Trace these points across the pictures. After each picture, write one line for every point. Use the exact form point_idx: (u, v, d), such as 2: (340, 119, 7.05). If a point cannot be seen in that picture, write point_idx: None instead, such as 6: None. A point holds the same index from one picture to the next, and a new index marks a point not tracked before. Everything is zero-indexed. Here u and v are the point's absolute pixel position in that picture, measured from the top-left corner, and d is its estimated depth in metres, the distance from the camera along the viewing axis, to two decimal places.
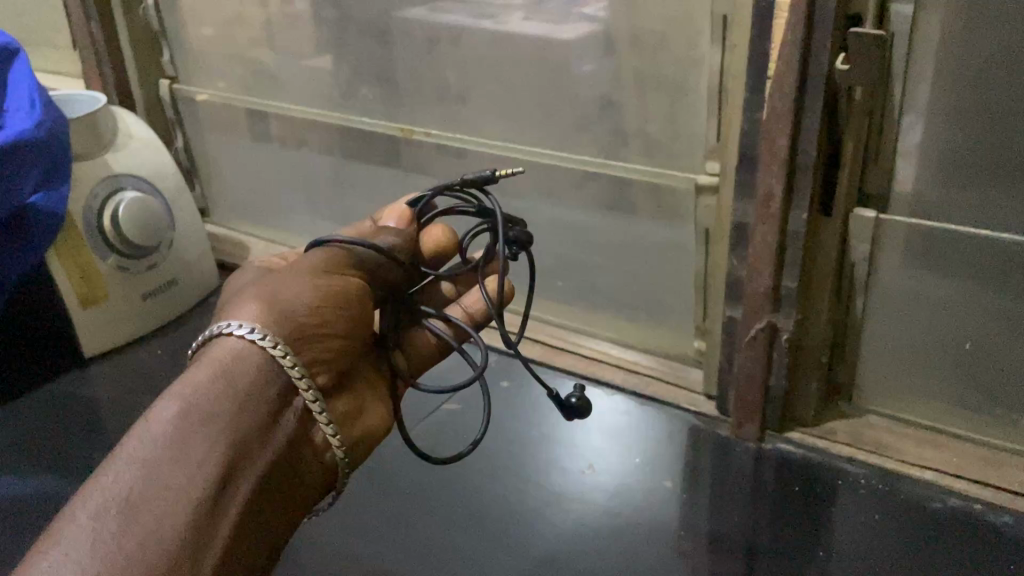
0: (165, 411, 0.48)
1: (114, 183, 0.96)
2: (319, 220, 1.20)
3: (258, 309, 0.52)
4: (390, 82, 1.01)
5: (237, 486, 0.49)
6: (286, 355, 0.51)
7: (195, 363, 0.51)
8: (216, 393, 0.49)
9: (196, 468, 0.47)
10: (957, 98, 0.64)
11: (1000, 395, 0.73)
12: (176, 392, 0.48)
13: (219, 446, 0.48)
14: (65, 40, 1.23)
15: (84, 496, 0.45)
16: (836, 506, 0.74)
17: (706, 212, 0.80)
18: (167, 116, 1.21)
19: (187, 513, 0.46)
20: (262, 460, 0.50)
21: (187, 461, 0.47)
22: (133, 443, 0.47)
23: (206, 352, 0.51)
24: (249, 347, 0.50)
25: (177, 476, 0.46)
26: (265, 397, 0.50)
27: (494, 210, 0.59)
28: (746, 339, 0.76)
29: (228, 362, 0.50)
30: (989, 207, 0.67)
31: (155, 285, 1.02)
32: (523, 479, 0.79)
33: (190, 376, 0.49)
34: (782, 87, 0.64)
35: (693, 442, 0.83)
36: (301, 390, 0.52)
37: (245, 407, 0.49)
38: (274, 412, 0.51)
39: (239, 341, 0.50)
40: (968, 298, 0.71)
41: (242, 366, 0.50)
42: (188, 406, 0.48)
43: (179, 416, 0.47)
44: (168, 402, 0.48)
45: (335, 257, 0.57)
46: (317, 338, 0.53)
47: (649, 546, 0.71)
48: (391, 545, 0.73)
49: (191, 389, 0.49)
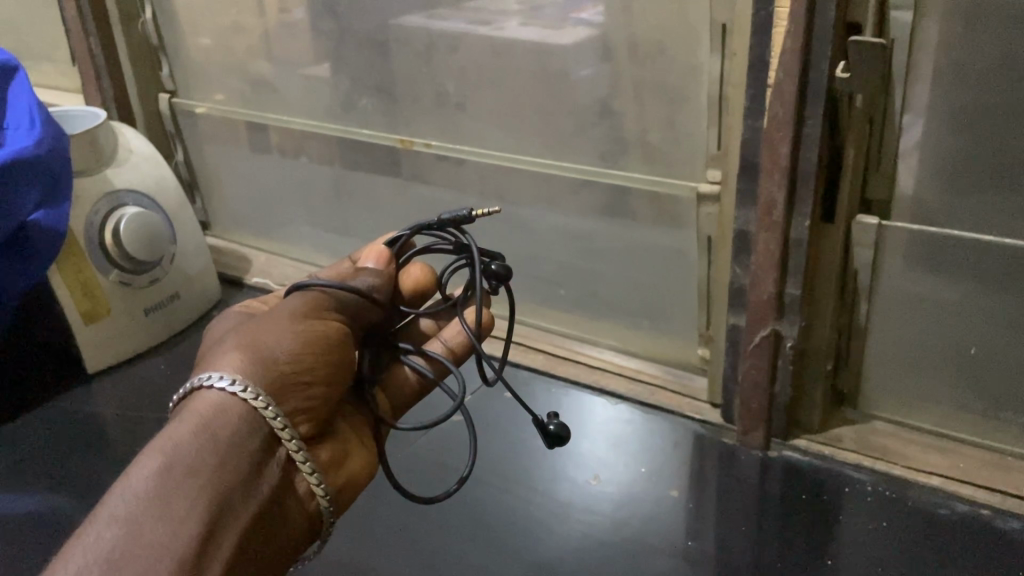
0: (147, 466, 0.48)
1: (115, 199, 0.96)
2: (320, 231, 1.20)
3: (238, 360, 0.53)
4: (390, 93, 1.01)
5: (221, 541, 0.49)
6: (267, 406, 0.52)
7: (177, 417, 0.52)
8: (198, 446, 0.50)
9: (179, 524, 0.47)
10: (959, 101, 0.64)
11: (1003, 399, 0.73)
12: (156, 447, 0.49)
13: (202, 502, 0.49)
14: (62, 54, 1.23)
15: (66, 557, 0.45)
16: (844, 515, 0.73)
17: (708, 221, 0.80)
18: (167, 130, 1.21)
19: (171, 568, 0.46)
20: (246, 513, 0.51)
21: (170, 516, 0.47)
22: (114, 502, 0.47)
23: (188, 407, 0.52)
24: (230, 399, 0.52)
25: (160, 534, 0.46)
26: (248, 449, 0.52)
27: (470, 245, 0.59)
28: (750, 347, 0.76)
29: (209, 415, 0.51)
30: (990, 212, 0.67)
31: (157, 300, 1.02)
32: (526, 489, 0.79)
33: (170, 432, 0.50)
34: (782, 95, 0.64)
35: (699, 451, 0.82)
36: (284, 440, 0.54)
37: (228, 459, 0.50)
38: (258, 463, 0.52)
39: (221, 394, 0.52)
40: (970, 302, 0.71)
41: (224, 417, 0.51)
42: (169, 461, 0.49)
43: (161, 471, 0.48)
44: (149, 458, 0.49)
45: (315, 299, 0.58)
46: (297, 387, 0.54)
47: (656, 557, 0.71)
48: (397, 558, 0.73)
49: (172, 443, 0.50)
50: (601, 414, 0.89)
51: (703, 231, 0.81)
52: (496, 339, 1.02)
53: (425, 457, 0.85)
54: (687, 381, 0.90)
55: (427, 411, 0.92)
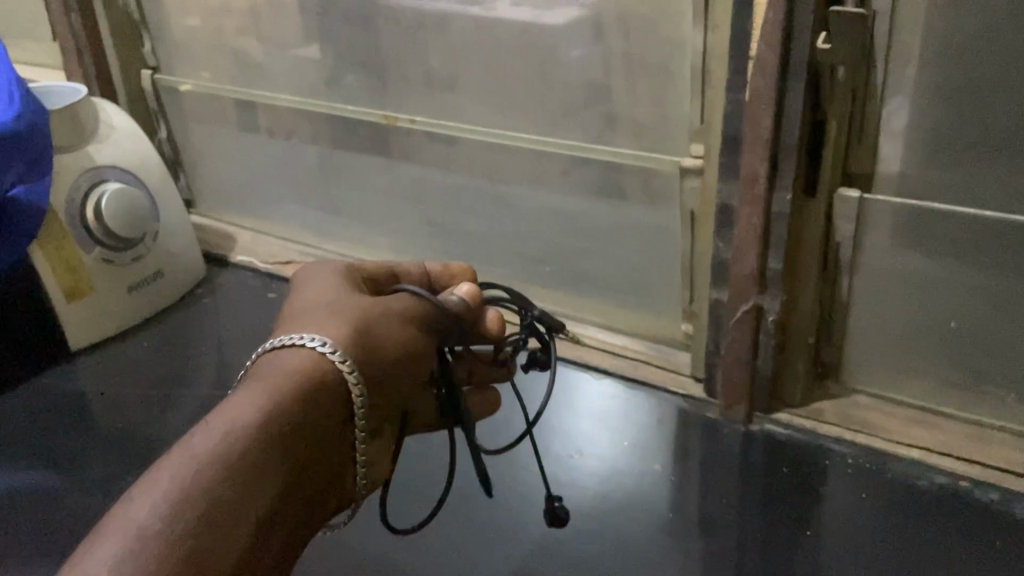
0: (253, 415, 0.49)
1: (97, 175, 0.96)
2: (306, 209, 1.19)
3: (350, 339, 0.54)
4: (375, 70, 1.00)
5: (283, 513, 0.50)
6: (362, 395, 0.54)
7: (279, 365, 0.52)
8: (298, 410, 0.50)
9: (267, 484, 0.48)
10: (941, 74, 0.64)
11: (985, 372, 0.74)
12: (262, 397, 0.50)
13: (287, 467, 0.50)
14: (42, 30, 1.22)
15: (162, 479, 0.46)
16: (825, 487, 0.74)
17: (692, 195, 0.80)
18: (150, 107, 1.20)
19: (251, 525, 0.47)
20: (309, 485, 0.53)
21: (263, 474, 0.48)
22: (215, 439, 0.48)
23: (291, 360, 0.52)
24: (333, 374, 0.52)
25: (251, 488, 0.47)
26: (329, 426, 0.53)
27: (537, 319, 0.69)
28: (733, 322, 0.76)
29: (315, 382, 0.52)
30: (971, 184, 0.67)
31: (141, 277, 1.01)
32: (510, 465, 0.79)
33: (257, 393, 0.50)
34: (765, 68, 0.64)
35: (682, 426, 0.83)
36: (358, 428, 0.55)
37: (314, 431, 0.52)
38: (331, 439, 0.54)
39: (327, 366, 0.52)
40: (951, 276, 0.71)
41: (324, 389, 0.52)
42: (264, 425, 0.49)
43: (256, 432, 0.48)
44: (253, 405, 0.49)
45: (422, 313, 0.59)
46: (387, 383, 0.56)
47: (639, 530, 0.71)
48: (377, 533, 0.73)
49: (277, 398, 0.50)
50: (584, 390, 0.89)
51: (687, 206, 0.81)
52: None
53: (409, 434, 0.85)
54: (670, 357, 0.91)
55: None
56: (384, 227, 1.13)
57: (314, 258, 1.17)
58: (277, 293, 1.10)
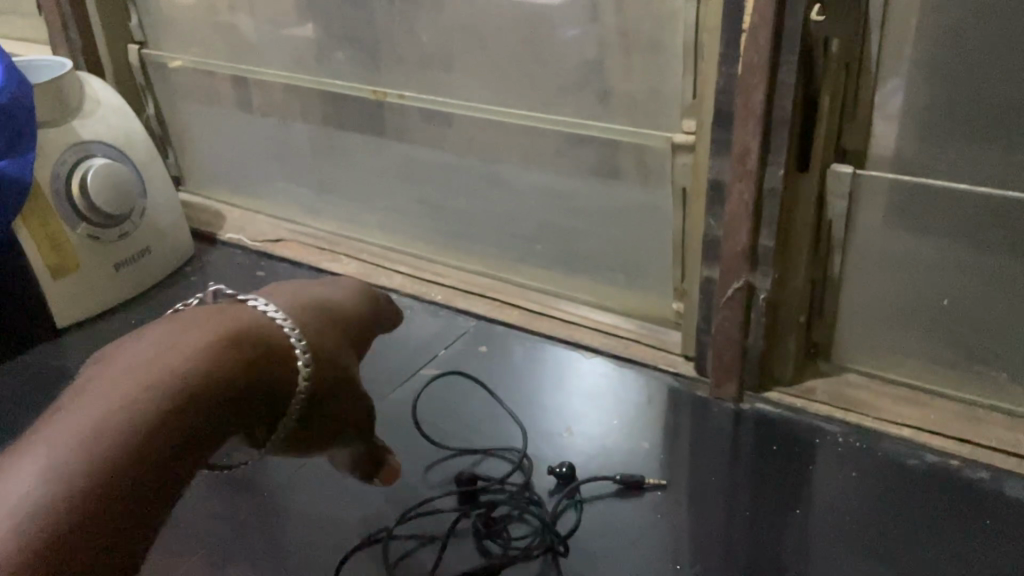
0: (191, 344, 0.40)
1: (82, 150, 0.94)
2: (296, 187, 1.18)
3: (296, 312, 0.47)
4: (366, 44, 0.99)
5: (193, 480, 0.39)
6: (308, 368, 0.45)
7: (225, 313, 0.44)
8: (248, 358, 0.42)
9: (198, 440, 0.39)
10: (937, 48, 0.63)
11: (977, 350, 0.73)
12: (210, 331, 0.41)
13: (216, 429, 0.40)
14: (27, 3, 1.20)
15: (68, 412, 0.37)
16: (815, 465, 0.74)
17: (684, 172, 0.79)
18: (138, 82, 1.19)
19: (165, 486, 0.37)
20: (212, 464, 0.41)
21: (198, 426, 0.39)
22: (145, 363, 0.39)
23: (235, 312, 0.44)
24: (280, 334, 0.45)
25: (185, 434, 0.38)
26: (273, 397, 0.43)
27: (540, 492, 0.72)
28: (723, 300, 0.75)
29: (260, 335, 0.43)
30: (966, 161, 0.67)
31: (127, 255, 1.00)
32: (497, 441, 0.79)
33: (170, 331, 0.41)
34: (758, 40, 0.63)
35: (673, 405, 0.82)
36: (292, 409, 0.44)
37: (260, 395, 0.43)
38: (272, 411, 0.44)
39: (273, 324, 0.45)
40: (945, 253, 0.70)
41: (273, 348, 0.43)
42: (206, 363, 0.40)
43: (193, 366, 0.39)
44: (195, 336, 0.41)
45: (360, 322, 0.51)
46: (339, 369, 0.47)
47: (627, 509, 0.70)
48: (366, 506, 0.72)
49: (222, 338, 0.41)
50: (575, 368, 0.88)
51: (679, 183, 0.80)
52: (472, 295, 1.01)
53: (399, 411, 0.84)
54: (661, 335, 0.90)
55: (402, 364, 0.91)
56: (375, 205, 1.12)
57: (304, 237, 1.15)
58: (267, 271, 1.09)
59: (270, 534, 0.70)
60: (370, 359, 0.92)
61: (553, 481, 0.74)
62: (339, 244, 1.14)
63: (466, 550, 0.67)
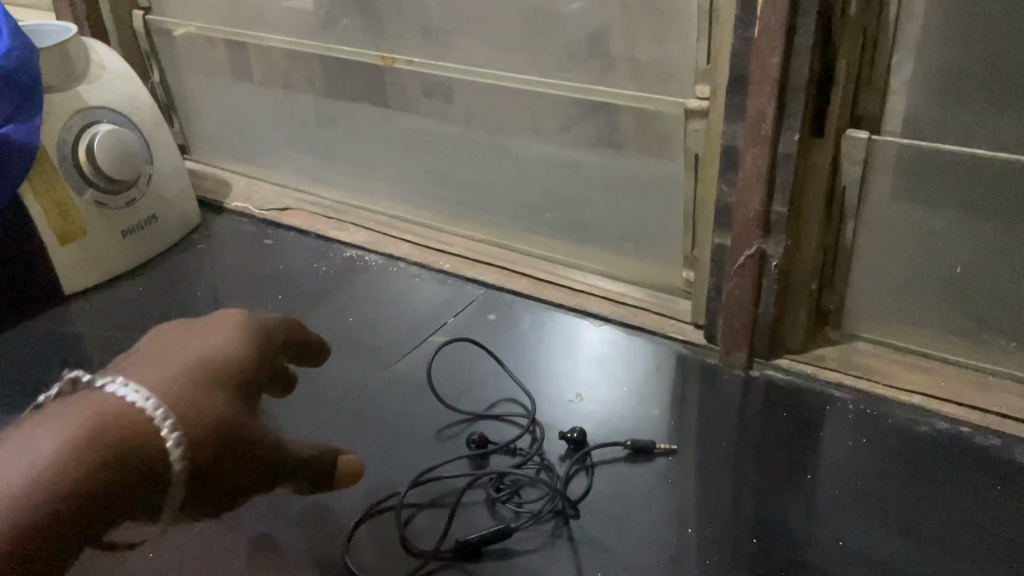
0: (41, 449, 0.40)
1: (88, 116, 0.94)
2: (301, 155, 1.18)
3: (162, 389, 0.44)
4: (373, 11, 0.98)
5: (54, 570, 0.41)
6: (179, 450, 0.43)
7: (78, 404, 0.42)
8: (106, 455, 0.41)
9: (50, 542, 0.40)
10: (954, 11, 0.63)
11: (988, 318, 0.73)
12: (67, 432, 0.41)
13: (72, 527, 0.41)
14: None
15: None
16: (824, 431, 0.74)
17: (695, 138, 0.78)
18: (142, 49, 1.18)
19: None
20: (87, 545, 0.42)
21: (47, 531, 0.40)
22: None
23: (91, 401, 0.42)
24: (143, 418, 0.43)
25: (35, 541, 0.39)
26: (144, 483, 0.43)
27: (549, 456, 0.73)
28: (735, 266, 0.75)
29: (124, 425, 0.42)
30: (981, 127, 0.66)
31: (134, 222, 1.00)
32: (506, 407, 0.79)
33: (27, 437, 0.40)
34: (775, 2, 0.62)
35: (681, 372, 0.82)
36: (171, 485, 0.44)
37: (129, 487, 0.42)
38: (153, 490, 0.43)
39: (134, 409, 0.43)
40: (959, 220, 0.70)
41: (138, 431, 0.42)
42: (58, 472, 0.40)
43: (42, 477, 0.39)
44: (51, 439, 0.40)
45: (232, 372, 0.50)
46: (215, 438, 0.46)
47: (636, 474, 0.71)
48: (377, 471, 0.72)
49: (71, 435, 0.41)
50: (584, 336, 0.88)
51: (690, 149, 0.80)
52: (479, 264, 1.01)
53: (407, 378, 0.84)
54: (670, 304, 0.90)
55: (410, 331, 0.91)
56: (381, 174, 1.12)
57: (311, 205, 1.15)
58: (273, 240, 1.09)
59: (283, 498, 0.70)
60: (378, 327, 0.92)
61: (565, 446, 0.74)
62: (345, 213, 1.14)
63: (479, 514, 0.67)
